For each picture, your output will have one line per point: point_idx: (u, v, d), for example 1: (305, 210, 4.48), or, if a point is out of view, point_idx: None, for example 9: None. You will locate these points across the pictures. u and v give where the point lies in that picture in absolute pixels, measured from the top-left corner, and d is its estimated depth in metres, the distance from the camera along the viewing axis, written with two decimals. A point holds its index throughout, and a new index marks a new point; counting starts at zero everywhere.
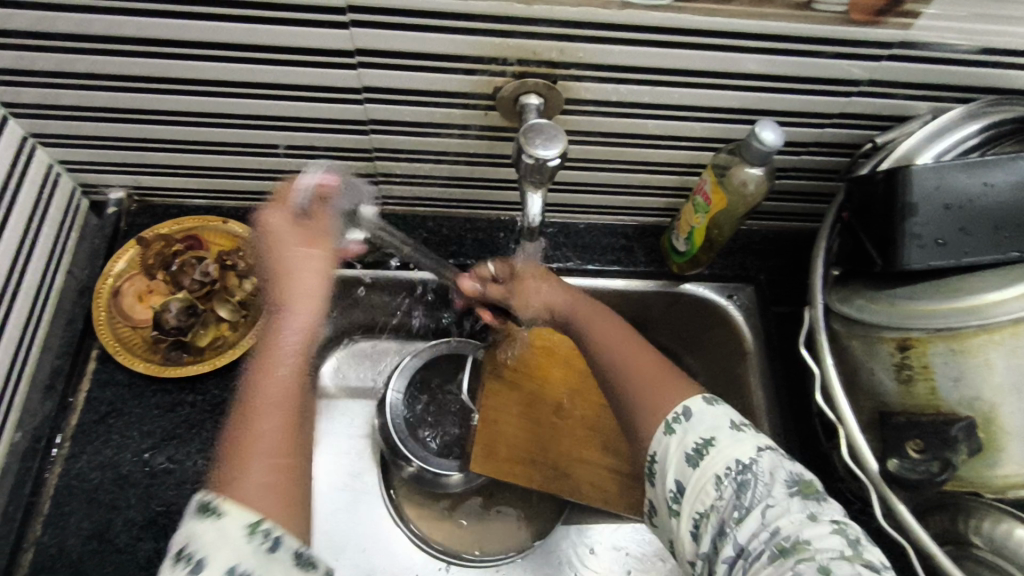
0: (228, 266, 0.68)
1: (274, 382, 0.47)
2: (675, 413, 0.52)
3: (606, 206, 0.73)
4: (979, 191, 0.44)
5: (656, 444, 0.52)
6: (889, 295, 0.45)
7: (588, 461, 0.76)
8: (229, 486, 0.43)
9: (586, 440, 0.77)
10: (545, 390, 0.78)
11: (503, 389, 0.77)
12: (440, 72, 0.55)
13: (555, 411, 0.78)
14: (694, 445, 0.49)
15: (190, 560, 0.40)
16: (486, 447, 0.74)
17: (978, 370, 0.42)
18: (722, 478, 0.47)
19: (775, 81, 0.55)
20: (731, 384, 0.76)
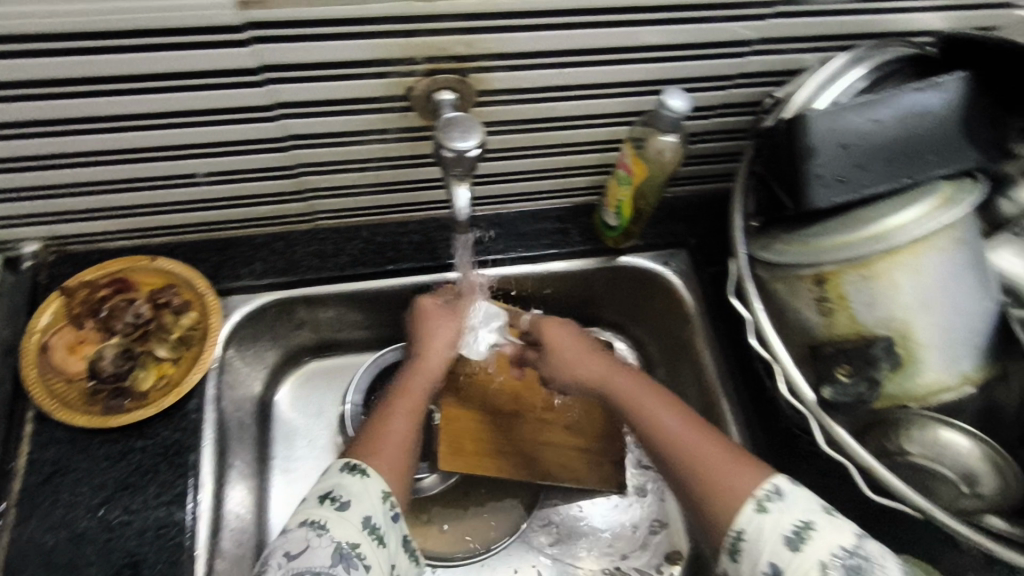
0: (160, 304, 0.66)
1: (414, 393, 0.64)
2: (764, 492, 0.52)
3: (535, 192, 0.75)
4: (869, 128, 0.46)
5: (746, 522, 0.51)
6: (802, 235, 0.48)
7: (554, 442, 0.78)
8: (374, 450, 0.57)
9: (550, 422, 0.78)
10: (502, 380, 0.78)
11: (461, 383, 0.76)
12: (350, 78, 0.55)
13: (516, 397, 0.78)
14: (794, 527, 0.49)
15: (340, 499, 0.52)
16: (452, 444, 0.74)
17: (887, 292, 0.45)
18: (827, 563, 0.48)
19: (677, 49, 0.58)
20: (682, 347, 0.79)
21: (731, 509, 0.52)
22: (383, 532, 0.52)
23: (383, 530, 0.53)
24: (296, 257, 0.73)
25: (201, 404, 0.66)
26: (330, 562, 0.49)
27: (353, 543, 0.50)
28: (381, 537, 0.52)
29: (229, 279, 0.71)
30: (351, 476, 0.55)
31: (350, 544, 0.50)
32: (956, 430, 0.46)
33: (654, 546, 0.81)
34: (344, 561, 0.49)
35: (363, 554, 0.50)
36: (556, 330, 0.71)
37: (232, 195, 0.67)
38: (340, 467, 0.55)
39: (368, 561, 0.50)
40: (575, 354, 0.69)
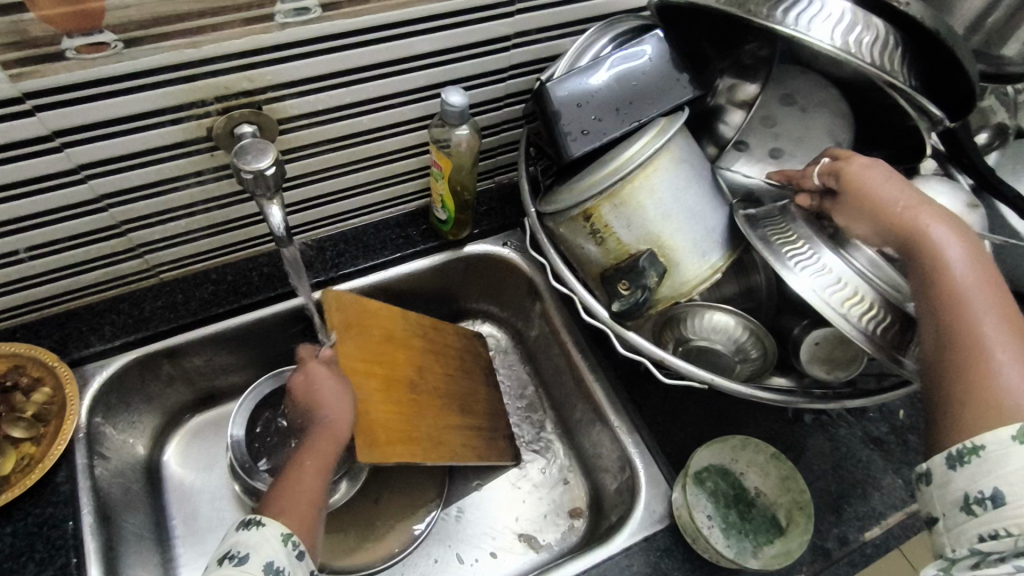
0: (8, 386, 0.66)
1: (320, 453, 0.62)
2: (974, 490, 0.43)
3: (369, 204, 0.81)
4: (596, 87, 0.57)
5: (935, 464, 0.46)
6: (568, 184, 0.57)
7: (454, 423, 0.79)
8: (281, 507, 0.58)
9: (445, 405, 0.79)
10: (397, 363, 0.76)
11: (360, 373, 0.71)
12: (147, 129, 0.59)
13: (409, 385, 0.76)
14: (984, 490, 0.43)
15: (238, 555, 0.54)
16: (366, 436, 0.68)
17: (635, 212, 0.54)
18: (1004, 536, 0.42)
19: (446, 54, 0.66)
20: (538, 322, 0.88)
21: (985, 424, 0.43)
22: None
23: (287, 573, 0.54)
24: (146, 312, 0.75)
25: (70, 475, 0.66)
26: None
27: None
28: None
29: (79, 349, 0.72)
30: (249, 530, 0.56)
31: None
32: (714, 310, 0.56)
33: (560, 500, 0.87)
34: None
35: None
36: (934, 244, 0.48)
37: (61, 266, 0.68)
38: (238, 527, 0.57)
39: None
40: (950, 246, 0.48)
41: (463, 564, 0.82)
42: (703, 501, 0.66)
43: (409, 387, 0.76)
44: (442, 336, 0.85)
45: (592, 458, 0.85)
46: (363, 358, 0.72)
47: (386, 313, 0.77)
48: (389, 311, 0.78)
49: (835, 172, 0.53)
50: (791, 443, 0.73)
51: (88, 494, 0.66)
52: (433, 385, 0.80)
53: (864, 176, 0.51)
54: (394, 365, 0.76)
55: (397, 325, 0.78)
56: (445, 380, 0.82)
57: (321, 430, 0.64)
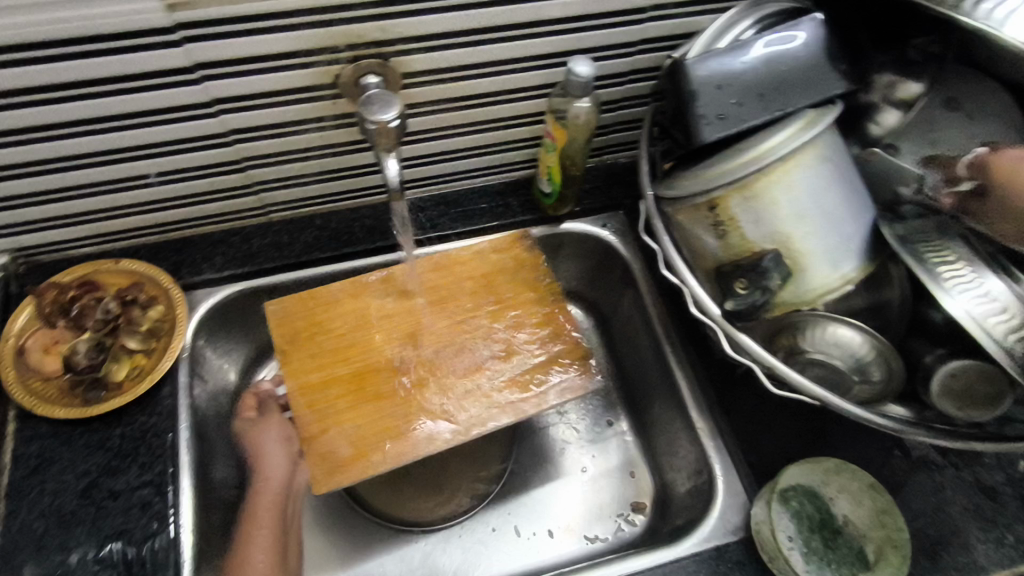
0: (128, 301, 0.71)
1: (267, 505, 0.71)
2: None
3: (475, 169, 0.80)
4: (739, 70, 0.53)
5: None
6: (695, 169, 0.55)
7: (466, 392, 0.67)
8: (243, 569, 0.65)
9: (449, 373, 0.68)
10: (380, 345, 0.68)
11: (317, 385, 0.66)
12: (280, 70, 0.60)
13: (390, 367, 0.67)
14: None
15: None
16: (324, 461, 0.62)
17: (767, 207, 0.51)
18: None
19: (578, 20, 0.63)
20: (633, 313, 0.84)
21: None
22: None
23: None
24: (254, 248, 0.78)
25: (173, 390, 0.70)
26: None
27: None
28: None
29: (192, 275, 0.76)
30: None
31: None
32: (839, 323, 0.52)
33: (625, 491, 0.86)
34: None
35: None
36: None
37: (184, 194, 0.72)
38: None
39: None
40: None
41: (520, 537, 0.83)
42: (786, 520, 0.63)
43: (391, 369, 0.67)
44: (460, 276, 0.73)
45: (666, 454, 0.83)
46: (317, 365, 0.67)
47: (343, 302, 0.70)
48: (354, 296, 0.71)
49: (982, 165, 0.49)
50: (891, 478, 0.68)
51: (187, 411, 0.70)
52: (444, 347, 0.69)
53: (1021, 166, 0.47)
54: (367, 354, 0.68)
55: (363, 305, 0.71)
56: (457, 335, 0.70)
57: (260, 492, 0.71)
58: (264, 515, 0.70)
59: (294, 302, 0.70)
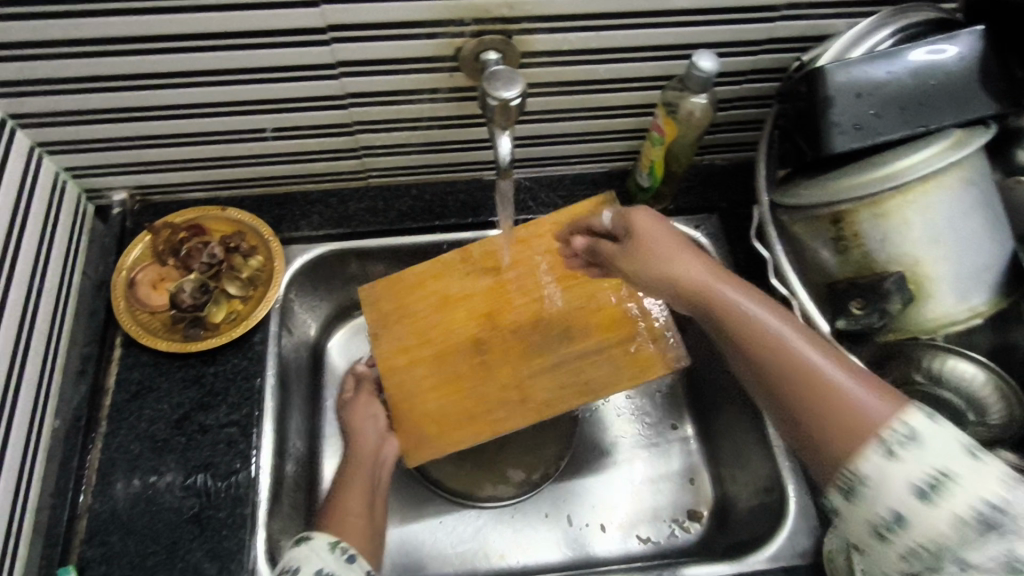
0: (232, 248, 0.74)
1: (358, 467, 0.65)
2: (919, 482, 0.42)
3: (574, 156, 0.79)
4: (883, 79, 0.50)
5: (867, 466, 0.43)
6: (820, 179, 0.53)
7: (540, 368, 0.69)
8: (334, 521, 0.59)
9: (527, 349, 0.70)
10: (461, 326, 0.71)
11: (404, 366, 0.70)
12: (404, 38, 0.61)
13: (471, 347, 0.70)
14: (928, 478, 0.42)
15: (291, 569, 0.52)
16: (412, 436, 0.67)
17: (898, 229, 0.49)
18: (965, 519, 0.41)
19: (707, 13, 0.61)
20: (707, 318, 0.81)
21: (855, 448, 0.44)
22: None
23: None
24: (350, 211, 0.80)
25: (264, 338, 0.73)
26: None
27: None
28: None
29: (291, 230, 0.79)
30: (298, 545, 0.55)
31: None
32: (959, 357, 0.49)
33: (682, 498, 0.85)
34: None
35: None
36: (659, 271, 0.55)
37: (294, 151, 0.74)
38: (293, 541, 0.56)
39: None
40: None
41: (572, 526, 0.83)
42: None
43: (470, 347, 0.70)
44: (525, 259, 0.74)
45: (732, 466, 0.81)
46: (402, 348, 0.71)
47: (425, 283, 0.73)
48: (439, 276, 0.74)
49: None
50: None
51: (275, 359, 0.73)
52: (525, 323, 0.71)
53: None
54: (448, 338, 0.71)
55: (446, 285, 0.73)
56: (528, 319, 0.71)
57: (353, 463, 0.65)
58: (357, 476, 0.64)
59: (383, 284, 0.74)
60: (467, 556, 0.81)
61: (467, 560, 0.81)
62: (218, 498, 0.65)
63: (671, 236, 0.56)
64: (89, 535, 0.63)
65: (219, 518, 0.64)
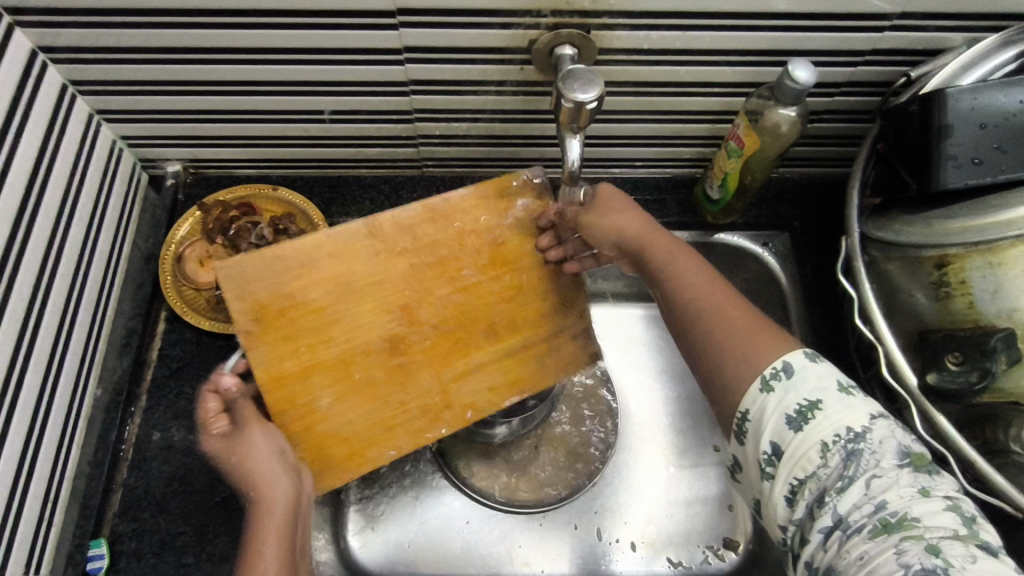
0: (280, 229, 0.71)
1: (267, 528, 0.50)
2: (793, 406, 0.46)
3: (640, 159, 0.75)
4: (1015, 109, 0.45)
5: (751, 401, 0.48)
6: (923, 217, 0.48)
7: (455, 376, 0.61)
8: None
9: (442, 349, 0.61)
10: (363, 318, 0.60)
11: (298, 378, 0.58)
12: (476, 27, 0.57)
13: (377, 349, 0.60)
14: (798, 407, 0.46)
15: None
16: (323, 460, 0.58)
17: (1016, 281, 0.43)
18: (829, 445, 0.45)
19: (808, 19, 0.56)
20: None
21: (740, 377, 0.49)
22: None
23: None
24: (402, 200, 0.77)
25: None
26: None
27: None
28: None
29: (341, 215, 0.77)
30: None
31: None
32: None
33: (722, 525, 0.79)
34: None
35: None
36: (596, 233, 0.60)
37: (350, 134, 0.71)
38: None
39: None
40: None
41: (602, 540, 0.77)
42: None
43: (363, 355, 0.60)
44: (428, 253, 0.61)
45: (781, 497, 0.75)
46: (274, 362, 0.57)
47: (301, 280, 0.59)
48: (309, 269, 0.59)
49: None
50: None
51: None
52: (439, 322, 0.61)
53: None
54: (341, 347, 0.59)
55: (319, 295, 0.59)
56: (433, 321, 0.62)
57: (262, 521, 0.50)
58: (268, 536, 0.49)
59: (247, 283, 0.58)
60: (491, 559, 0.76)
61: (491, 564, 0.76)
62: None
63: (616, 194, 0.60)
64: (123, 509, 0.63)
65: None
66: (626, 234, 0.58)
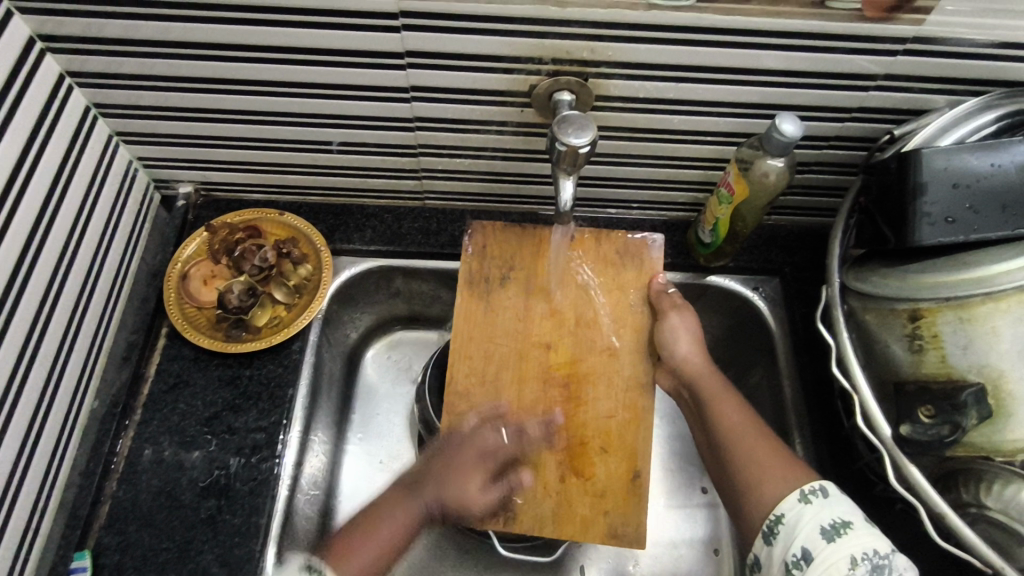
0: (284, 254, 0.74)
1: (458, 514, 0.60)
2: (834, 520, 0.50)
3: (634, 201, 0.77)
4: (987, 171, 0.47)
5: (788, 507, 0.52)
6: (901, 270, 0.49)
7: (545, 457, 0.64)
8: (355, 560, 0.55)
9: (595, 452, 0.64)
10: (597, 433, 0.64)
11: (563, 475, 0.63)
12: (479, 71, 0.60)
13: (590, 446, 0.64)
14: (832, 520, 0.50)
15: None
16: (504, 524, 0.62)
17: (984, 337, 0.45)
18: (857, 560, 0.48)
19: (795, 76, 0.59)
20: (756, 395, 0.77)
21: (779, 491, 0.53)
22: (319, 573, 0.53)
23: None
24: (403, 230, 0.80)
25: (302, 346, 0.73)
26: None
27: None
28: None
29: (343, 242, 0.79)
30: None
31: None
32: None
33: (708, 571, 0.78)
34: None
35: None
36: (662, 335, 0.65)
37: (356, 165, 0.74)
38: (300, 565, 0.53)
39: None
40: None
41: None
42: None
43: (546, 451, 0.64)
44: (616, 372, 0.66)
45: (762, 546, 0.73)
46: (605, 502, 0.62)
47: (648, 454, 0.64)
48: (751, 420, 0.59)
49: None
50: None
51: (309, 369, 0.73)
52: (619, 425, 0.64)
53: None
54: (585, 486, 0.63)
55: (639, 466, 0.63)
56: (543, 380, 0.65)
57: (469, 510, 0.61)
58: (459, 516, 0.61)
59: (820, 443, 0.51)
60: None
61: None
62: (235, 505, 0.65)
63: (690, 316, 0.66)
64: (109, 522, 0.64)
65: (234, 524, 0.64)
66: (683, 355, 0.64)
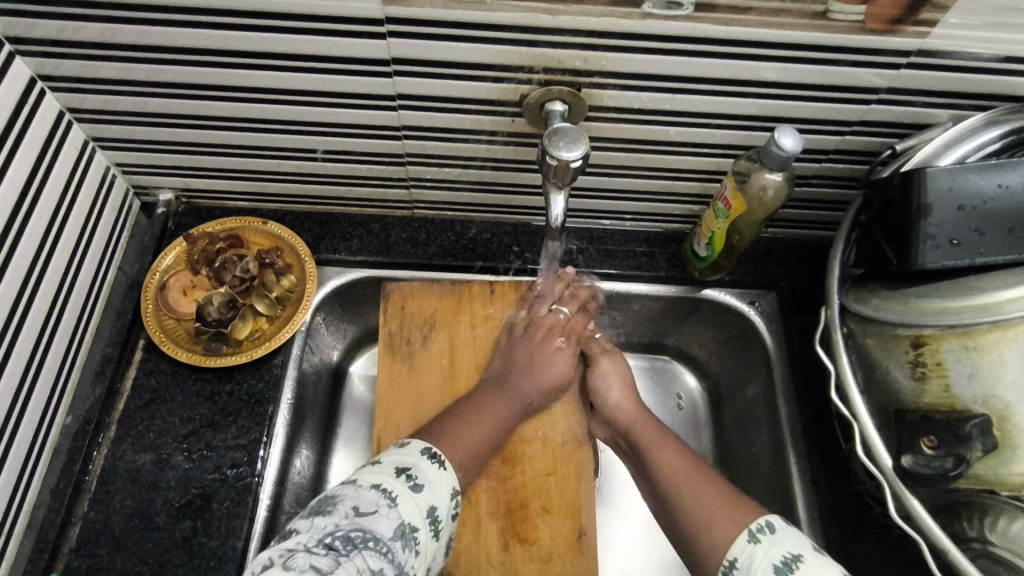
0: (267, 264, 0.71)
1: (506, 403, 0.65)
2: (782, 557, 0.48)
3: (628, 213, 0.75)
4: (993, 193, 0.45)
5: (739, 551, 0.50)
6: (903, 294, 0.48)
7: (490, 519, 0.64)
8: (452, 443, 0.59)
9: (539, 511, 0.64)
10: (541, 489, 0.65)
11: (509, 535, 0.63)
12: (468, 79, 0.58)
13: (533, 505, 0.65)
14: (782, 558, 0.48)
15: (415, 479, 0.52)
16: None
17: (990, 366, 0.44)
18: None
19: (795, 88, 0.57)
20: (749, 414, 0.75)
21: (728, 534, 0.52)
22: (415, 475, 0.52)
23: (442, 524, 0.52)
24: (391, 240, 0.78)
25: (284, 361, 0.71)
26: (392, 534, 0.48)
27: (412, 524, 0.49)
28: (415, 479, 0.52)
29: (328, 252, 0.76)
30: (426, 459, 0.55)
31: (411, 525, 0.49)
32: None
33: None
34: (403, 537, 0.48)
35: (418, 537, 0.49)
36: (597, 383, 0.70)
37: (343, 174, 0.72)
38: (420, 449, 0.55)
39: (418, 547, 0.49)
40: None
41: None
42: None
43: (489, 516, 0.64)
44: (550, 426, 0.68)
45: None
46: (551, 568, 0.62)
47: (590, 511, 0.65)
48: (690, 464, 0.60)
49: None
50: None
51: (291, 387, 0.70)
52: (559, 480, 0.66)
53: None
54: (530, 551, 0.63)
55: (583, 524, 0.64)
56: None
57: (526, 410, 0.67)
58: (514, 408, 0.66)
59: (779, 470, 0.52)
60: None
61: None
62: (210, 527, 0.62)
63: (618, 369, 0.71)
64: (78, 546, 0.61)
65: (209, 547, 0.61)
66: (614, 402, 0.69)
